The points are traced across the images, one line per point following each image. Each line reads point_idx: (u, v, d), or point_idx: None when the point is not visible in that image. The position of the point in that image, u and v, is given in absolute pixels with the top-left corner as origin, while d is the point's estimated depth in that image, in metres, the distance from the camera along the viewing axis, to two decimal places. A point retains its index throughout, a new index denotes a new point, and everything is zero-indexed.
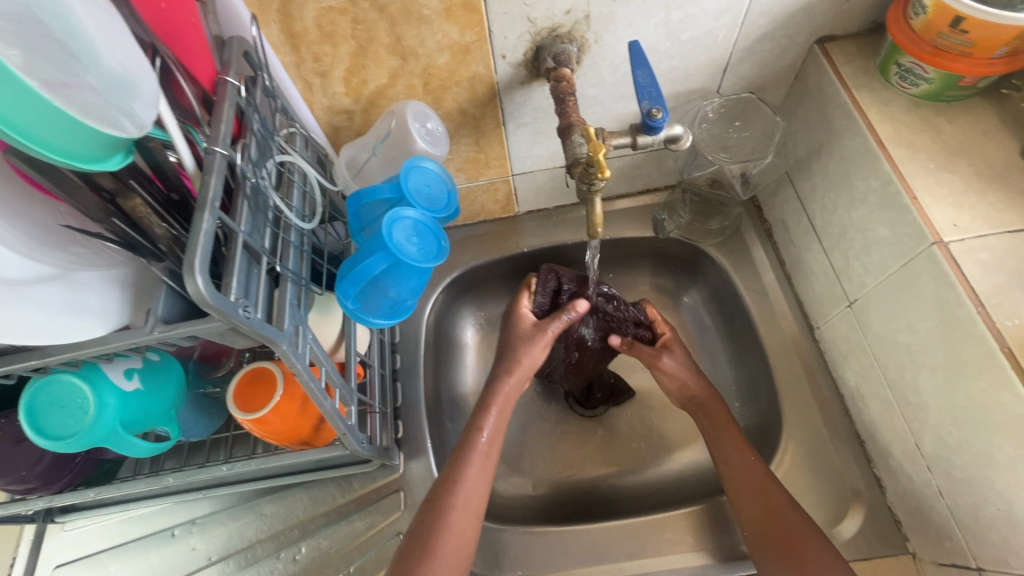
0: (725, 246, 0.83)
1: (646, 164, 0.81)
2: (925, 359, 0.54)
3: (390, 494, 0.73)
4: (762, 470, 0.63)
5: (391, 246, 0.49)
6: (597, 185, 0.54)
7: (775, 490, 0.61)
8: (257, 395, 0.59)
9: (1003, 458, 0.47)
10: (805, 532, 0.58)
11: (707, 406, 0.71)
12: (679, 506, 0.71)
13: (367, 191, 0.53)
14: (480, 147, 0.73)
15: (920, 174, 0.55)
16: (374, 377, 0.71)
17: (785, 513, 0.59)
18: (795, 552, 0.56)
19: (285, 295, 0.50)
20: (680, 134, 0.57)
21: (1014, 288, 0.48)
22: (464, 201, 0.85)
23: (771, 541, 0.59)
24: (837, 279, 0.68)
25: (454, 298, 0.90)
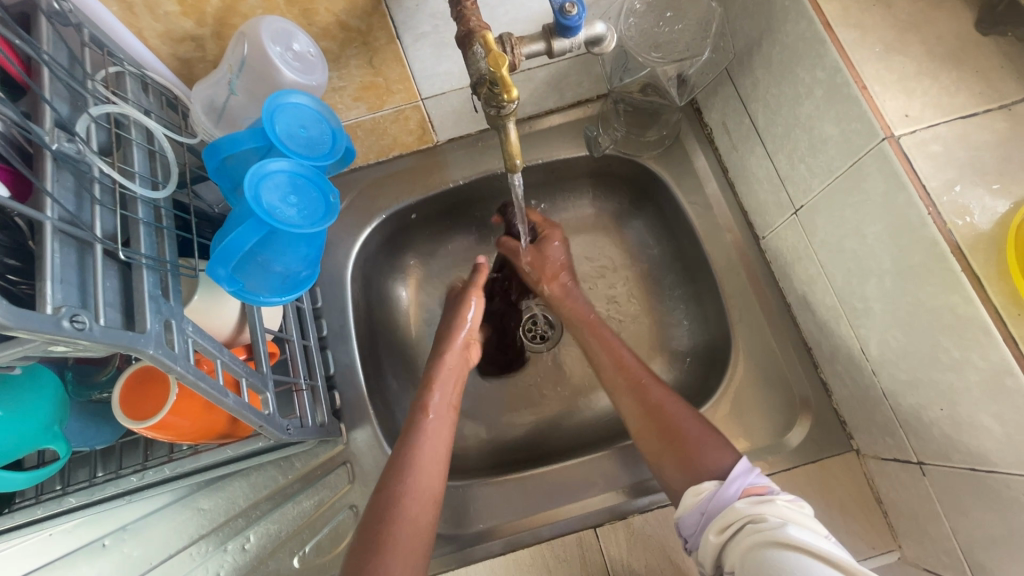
0: (664, 158, 0.76)
1: (574, 72, 0.71)
2: (873, 265, 0.52)
3: (336, 468, 0.69)
4: (640, 368, 0.65)
5: (263, 213, 0.40)
6: (508, 108, 0.45)
7: (654, 388, 0.63)
8: (148, 400, 0.50)
9: (949, 359, 0.46)
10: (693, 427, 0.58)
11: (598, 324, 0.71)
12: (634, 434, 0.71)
13: (225, 141, 0.43)
14: (376, 69, 0.62)
15: (870, 60, 0.48)
16: (296, 351, 0.64)
17: (675, 417, 0.59)
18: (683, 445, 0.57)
19: (141, 287, 0.40)
20: (602, 34, 0.48)
21: (967, 180, 0.44)
22: (372, 136, 0.73)
23: (659, 440, 0.59)
24: (781, 184, 0.63)
25: (381, 246, 0.81)
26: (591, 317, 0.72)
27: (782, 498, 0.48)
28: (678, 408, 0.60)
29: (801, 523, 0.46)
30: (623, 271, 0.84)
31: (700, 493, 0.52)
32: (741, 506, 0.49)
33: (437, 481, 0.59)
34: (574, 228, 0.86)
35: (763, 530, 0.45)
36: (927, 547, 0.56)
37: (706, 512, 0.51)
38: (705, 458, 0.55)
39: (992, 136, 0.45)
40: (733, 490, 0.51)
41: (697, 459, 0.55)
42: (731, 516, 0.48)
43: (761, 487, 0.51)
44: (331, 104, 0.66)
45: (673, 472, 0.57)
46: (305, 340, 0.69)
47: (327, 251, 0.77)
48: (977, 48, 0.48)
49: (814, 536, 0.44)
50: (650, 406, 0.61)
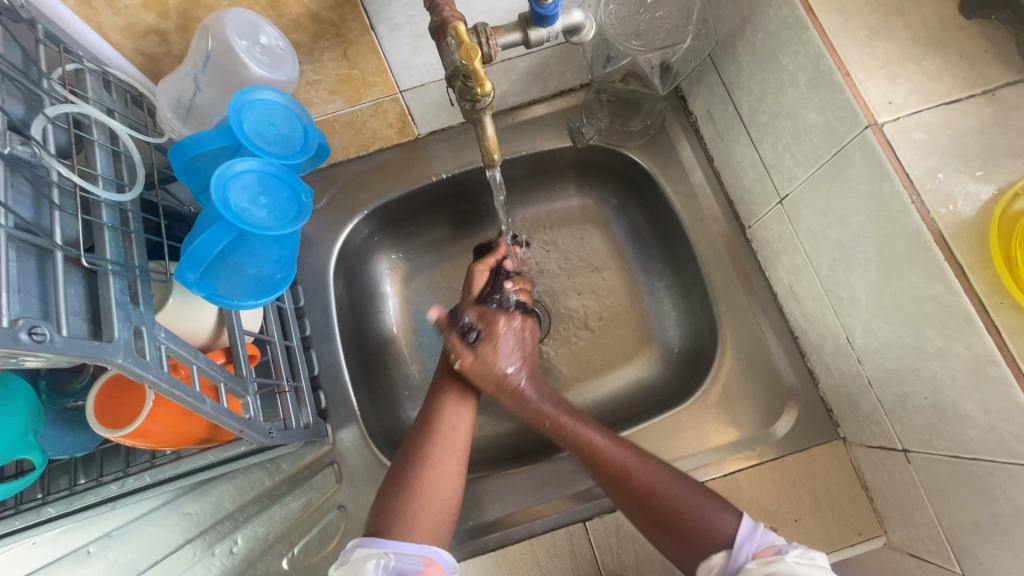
0: (649, 148, 0.75)
1: (555, 62, 0.70)
2: (858, 254, 0.51)
3: (323, 468, 0.69)
4: (622, 451, 0.58)
5: (232, 215, 0.38)
6: (483, 101, 0.44)
7: (639, 469, 0.57)
8: (123, 409, 0.49)
9: (932, 348, 0.46)
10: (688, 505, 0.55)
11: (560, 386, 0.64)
12: (622, 427, 0.71)
13: (191, 141, 0.41)
14: (351, 62, 0.60)
15: (854, 45, 0.47)
16: (278, 353, 0.63)
17: (669, 495, 0.55)
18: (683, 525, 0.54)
19: (108, 294, 0.39)
20: (580, 22, 0.47)
21: (949, 168, 0.44)
22: (351, 130, 0.72)
23: (655, 522, 0.55)
24: (766, 173, 0.62)
25: (364, 243, 0.80)
26: (545, 413, 0.62)
27: (791, 553, 0.49)
28: (673, 489, 0.56)
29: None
30: (610, 263, 0.83)
31: (712, 568, 0.52)
32: (754, 573, 0.50)
33: (459, 458, 0.59)
34: (560, 220, 0.85)
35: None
36: (912, 532, 0.56)
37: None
38: (705, 536, 0.53)
39: (976, 122, 0.45)
40: (743, 556, 0.52)
41: (697, 544, 0.53)
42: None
43: (771, 544, 0.52)
44: (306, 99, 0.64)
45: (678, 552, 0.55)
46: (287, 340, 0.68)
47: (308, 249, 0.75)
48: (960, 32, 0.47)
49: None
50: (642, 491, 0.56)
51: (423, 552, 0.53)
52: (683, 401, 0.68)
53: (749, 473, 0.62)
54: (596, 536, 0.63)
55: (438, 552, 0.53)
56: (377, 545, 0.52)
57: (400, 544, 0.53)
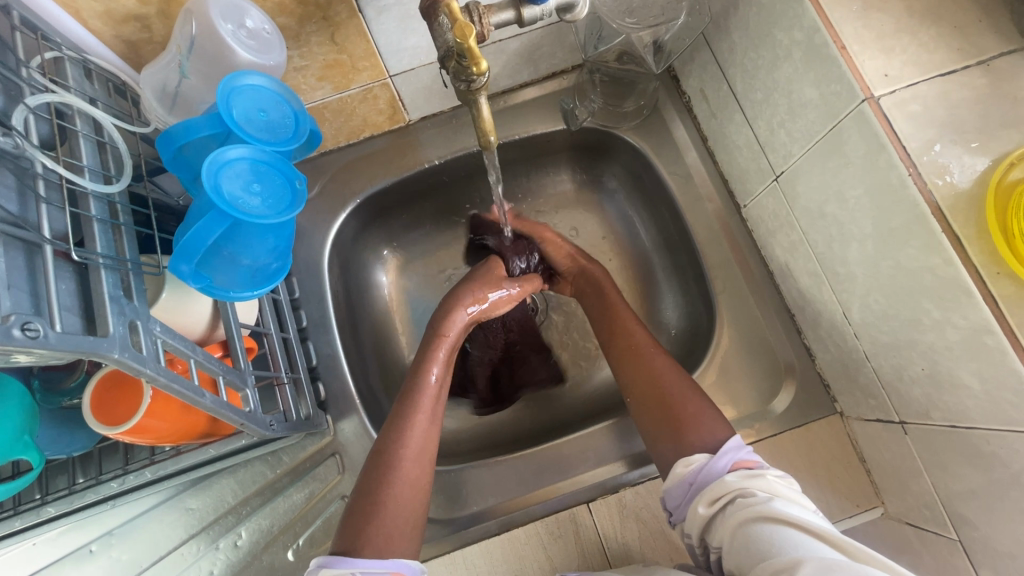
0: (643, 129, 0.75)
1: (547, 42, 0.69)
2: (855, 229, 0.51)
3: (325, 460, 0.68)
4: (642, 336, 0.64)
5: (225, 204, 0.38)
6: (478, 81, 0.43)
7: (653, 357, 0.61)
8: (120, 405, 0.49)
9: (929, 320, 0.46)
10: (687, 399, 0.57)
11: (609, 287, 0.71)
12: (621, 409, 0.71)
13: (178, 128, 0.40)
14: (340, 46, 0.58)
15: (849, 18, 0.47)
16: (275, 345, 0.63)
17: (669, 384, 0.58)
18: (676, 414, 0.56)
19: (101, 289, 0.38)
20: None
21: (946, 139, 0.44)
22: (340, 117, 0.70)
23: (654, 409, 0.58)
24: (761, 151, 0.62)
25: (357, 232, 0.79)
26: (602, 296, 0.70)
27: (771, 472, 0.49)
28: (675, 379, 0.59)
29: (790, 498, 0.46)
30: (606, 246, 0.83)
31: (692, 464, 0.51)
32: (733, 480, 0.48)
33: (431, 429, 0.58)
34: (554, 204, 0.85)
35: (754, 503, 0.45)
36: (909, 501, 0.58)
37: (694, 484, 0.51)
38: (693, 428, 0.54)
39: (972, 93, 0.45)
40: (723, 463, 0.50)
41: (686, 432, 0.54)
42: (721, 491, 0.48)
43: (751, 460, 0.51)
44: (293, 86, 0.62)
45: (665, 445, 0.55)
46: (284, 333, 0.67)
47: (301, 240, 0.74)
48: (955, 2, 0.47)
49: (802, 511, 0.45)
50: (651, 374, 0.60)
51: (391, 566, 0.48)
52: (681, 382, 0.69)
53: (749, 450, 0.63)
54: (599, 516, 0.63)
55: (403, 559, 0.50)
56: (345, 566, 0.47)
57: (368, 562, 0.48)
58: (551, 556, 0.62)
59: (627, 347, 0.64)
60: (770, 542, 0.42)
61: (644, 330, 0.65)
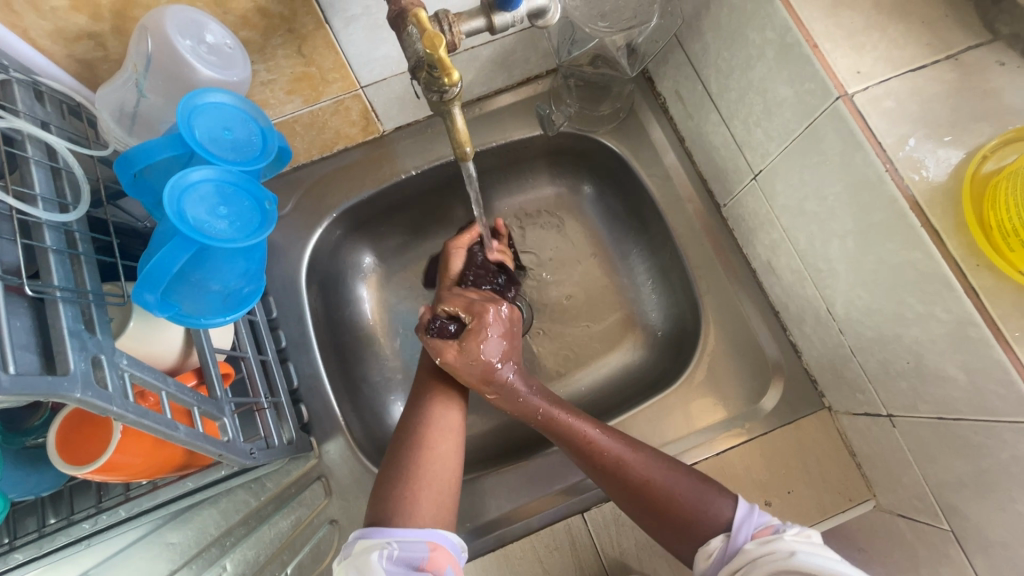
0: (620, 132, 0.75)
1: (520, 48, 0.68)
2: (834, 226, 0.52)
3: (311, 484, 0.66)
4: (611, 440, 0.57)
5: (190, 230, 0.36)
6: (451, 92, 0.42)
7: (628, 462, 0.56)
8: (88, 442, 0.46)
9: (912, 314, 0.47)
10: (673, 494, 0.54)
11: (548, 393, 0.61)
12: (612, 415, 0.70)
13: (138, 151, 0.38)
14: (307, 58, 0.57)
15: (820, 16, 0.47)
16: (253, 369, 0.61)
17: (649, 485, 0.54)
18: (669, 509, 0.53)
19: (58, 324, 0.36)
20: (544, 6, 0.45)
21: (920, 134, 0.44)
22: (312, 131, 0.68)
23: (650, 516, 0.55)
24: (739, 150, 0.62)
25: (336, 246, 0.77)
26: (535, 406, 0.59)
27: (790, 531, 0.49)
28: (661, 478, 0.55)
29: (812, 551, 0.47)
30: (589, 250, 0.83)
31: (711, 552, 0.52)
32: (751, 549, 0.50)
33: (454, 444, 0.58)
34: (535, 210, 0.84)
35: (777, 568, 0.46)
36: (900, 493, 0.58)
37: (722, 566, 0.51)
38: (699, 525, 0.53)
39: (943, 87, 0.45)
40: (742, 538, 0.51)
41: (691, 537, 0.53)
42: (745, 562, 0.49)
43: (770, 523, 0.51)
44: (261, 100, 0.61)
45: (675, 540, 0.54)
46: (262, 355, 0.65)
47: (277, 258, 0.72)
48: None
49: (825, 561, 0.45)
50: (632, 485, 0.55)
51: (429, 537, 0.50)
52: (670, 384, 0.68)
53: (741, 450, 0.63)
54: (594, 526, 0.62)
55: (439, 531, 0.51)
56: (379, 535, 0.49)
57: (405, 533, 0.49)
58: (547, 570, 0.61)
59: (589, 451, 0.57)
60: None
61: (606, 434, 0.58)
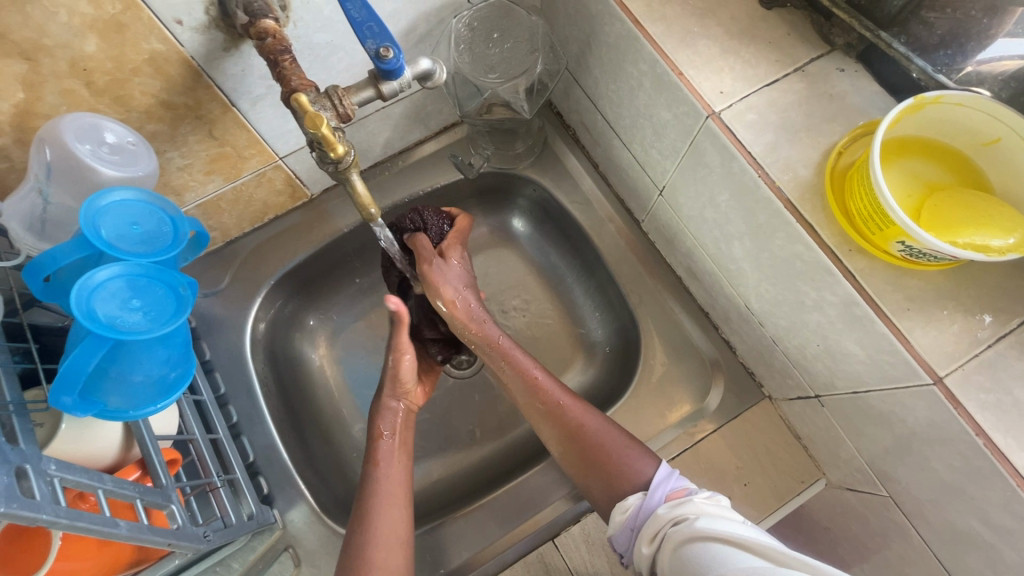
0: (538, 165, 0.79)
1: (429, 102, 0.72)
2: (732, 230, 0.56)
3: (278, 556, 0.65)
4: (554, 388, 0.63)
5: (101, 327, 0.37)
6: (345, 161, 0.45)
7: (564, 402, 0.62)
8: (24, 558, 0.45)
9: (810, 300, 0.50)
10: (609, 444, 0.58)
11: (487, 333, 0.66)
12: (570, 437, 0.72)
13: (44, 258, 0.39)
14: (219, 140, 0.59)
15: (680, 47, 0.52)
16: (203, 450, 0.60)
17: (589, 432, 0.60)
18: (605, 465, 0.57)
19: None
20: (429, 68, 0.49)
21: (783, 141, 0.49)
22: (238, 205, 0.70)
23: (582, 464, 0.59)
24: (642, 169, 0.67)
25: (279, 312, 0.78)
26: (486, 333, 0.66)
27: (701, 495, 0.50)
28: (592, 420, 0.60)
29: (718, 515, 0.47)
30: (530, 280, 0.86)
31: (628, 509, 0.53)
32: (662, 514, 0.50)
33: (401, 522, 0.57)
34: (473, 248, 0.87)
35: (683, 533, 0.47)
36: (843, 469, 0.61)
37: (636, 527, 0.52)
38: (619, 472, 0.57)
39: (795, 97, 0.50)
40: (657, 497, 0.52)
41: (614, 477, 0.57)
42: (656, 527, 0.50)
43: (682, 489, 0.53)
44: (180, 185, 0.62)
45: (597, 487, 0.58)
46: (212, 434, 0.64)
47: (219, 333, 0.72)
48: (765, 21, 0.53)
49: (728, 524, 0.46)
50: (569, 427, 0.61)
51: None
52: (621, 398, 0.71)
53: (695, 449, 0.66)
54: (567, 549, 0.63)
55: None
56: None
57: None
58: None
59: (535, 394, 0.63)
60: (705, 560, 0.43)
61: (553, 380, 0.64)
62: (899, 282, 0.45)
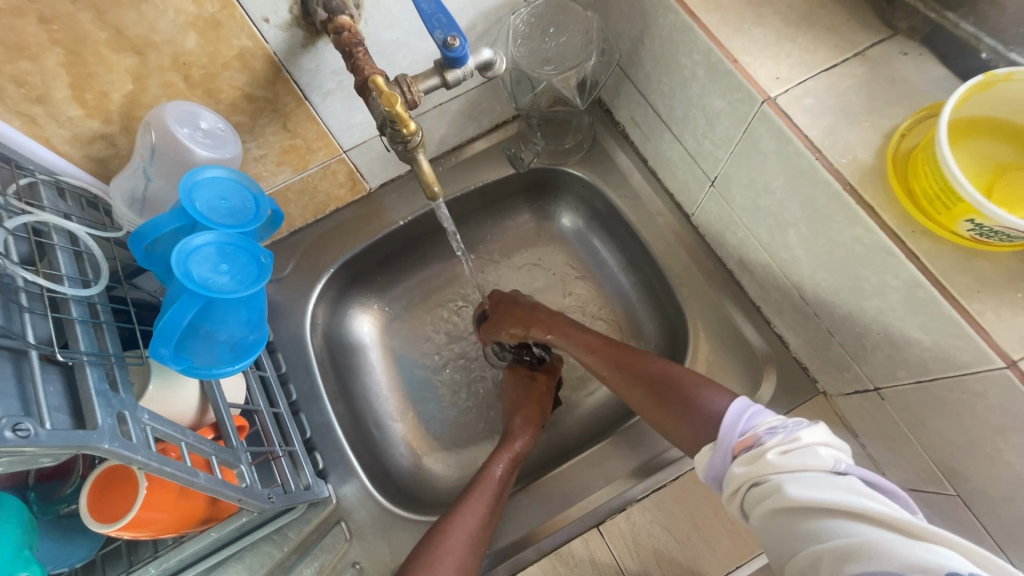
0: (587, 160, 0.80)
1: (484, 99, 0.75)
2: (786, 217, 0.56)
3: (331, 528, 0.68)
4: (615, 349, 0.67)
5: (196, 287, 0.40)
6: (414, 140, 0.49)
7: (637, 358, 0.64)
8: (116, 500, 0.49)
9: (870, 286, 0.49)
10: (681, 380, 0.59)
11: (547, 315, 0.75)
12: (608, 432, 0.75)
13: (147, 227, 0.43)
14: (292, 132, 0.64)
15: (735, 36, 0.52)
16: (267, 421, 0.64)
17: (651, 376, 0.61)
18: (678, 400, 0.57)
19: (87, 385, 0.40)
20: (490, 58, 0.52)
21: (841, 125, 0.49)
22: (304, 196, 0.75)
23: (657, 406, 0.59)
24: (694, 162, 0.67)
25: (336, 299, 0.82)
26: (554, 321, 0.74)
27: (775, 444, 0.45)
28: (664, 367, 0.61)
29: (804, 470, 0.42)
30: (576, 275, 0.87)
31: (705, 462, 0.50)
32: (743, 475, 0.45)
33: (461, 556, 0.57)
34: (521, 243, 0.89)
35: (768, 496, 0.44)
36: (906, 467, 0.58)
37: (717, 476, 0.49)
38: (698, 412, 0.55)
39: (854, 81, 0.50)
40: (727, 448, 0.48)
41: (688, 420, 0.56)
42: (739, 485, 0.46)
43: (751, 434, 0.47)
44: (255, 174, 0.67)
45: (681, 429, 0.57)
46: (274, 408, 0.68)
47: (282, 318, 0.77)
48: (824, 7, 0.53)
49: (822, 487, 0.41)
50: (639, 377, 0.62)
51: None
52: None
53: None
54: (611, 537, 0.63)
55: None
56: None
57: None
58: None
59: (610, 364, 0.66)
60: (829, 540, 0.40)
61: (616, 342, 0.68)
62: (968, 264, 0.43)
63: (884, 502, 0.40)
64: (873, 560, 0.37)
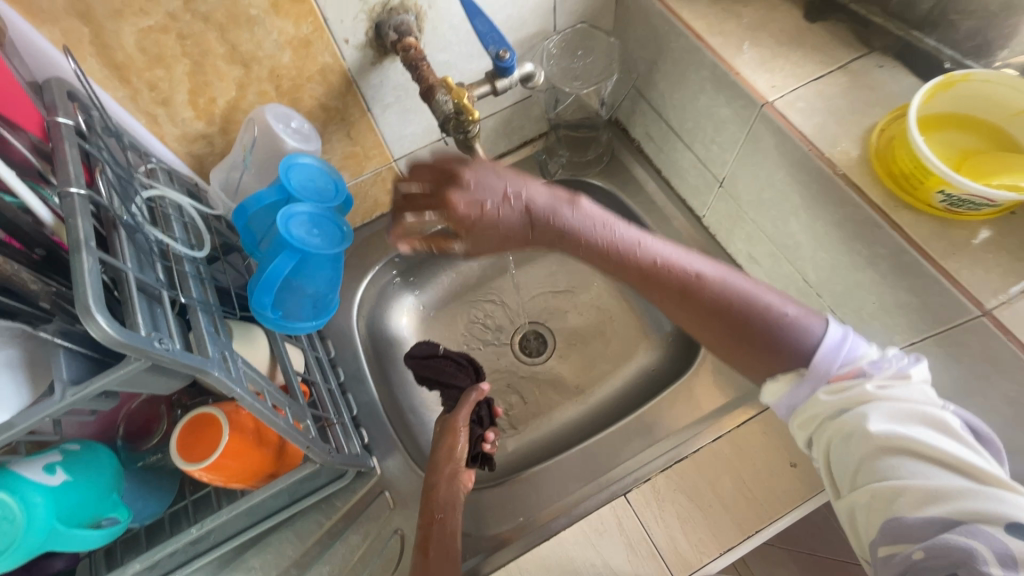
0: (606, 171, 0.90)
1: (516, 116, 0.86)
2: (787, 206, 0.64)
3: (375, 498, 0.73)
4: (679, 273, 0.49)
5: (297, 242, 0.49)
6: (472, 130, 0.62)
7: (714, 287, 0.49)
8: (201, 444, 0.55)
9: (863, 259, 0.57)
10: (763, 317, 0.48)
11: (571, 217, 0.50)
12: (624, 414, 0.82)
13: (251, 201, 0.52)
14: (354, 140, 0.74)
15: (737, 54, 0.62)
16: (323, 393, 0.70)
17: (734, 313, 0.48)
18: (758, 343, 0.49)
19: (200, 327, 0.47)
20: (531, 71, 0.62)
21: (829, 122, 0.58)
22: (356, 200, 0.84)
23: (734, 344, 0.50)
24: (703, 166, 0.76)
25: (379, 296, 0.89)
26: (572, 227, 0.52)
27: (877, 377, 0.46)
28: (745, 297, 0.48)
29: (900, 404, 0.45)
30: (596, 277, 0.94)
31: (781, 393, 0.50)
32: (830, 398, 0.47)
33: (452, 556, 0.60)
34: (545, 249, 0.97)
35: (854, 424, 0.45)
36: None
37: (795, 404, 0.49)
38: (784, 346, 0.48)
39: (840, 88, 0.59)
40: (823, 373, 0.47)
41: (778, 354, 0.49)
42: (820, 411, 0.47)
43: (854, 366, 0.47)
44: None
45: (749, 363, 0.51)
46: (328, 385, 0.75)
47: None
48: (810, 30, 0.63)
49: (919, 428, 0.43)
50: (717, 315, 0.49)
51: None
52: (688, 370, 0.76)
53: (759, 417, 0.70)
54: (638, 505, 0.67)
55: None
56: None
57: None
58: (601, 552, 0.64)
59: (684, 307, 0.50)
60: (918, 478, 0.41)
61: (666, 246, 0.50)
62: (943, 232, 0.51)
63: (979, 452, 0.42)
64: (968, 500, 0.39)
